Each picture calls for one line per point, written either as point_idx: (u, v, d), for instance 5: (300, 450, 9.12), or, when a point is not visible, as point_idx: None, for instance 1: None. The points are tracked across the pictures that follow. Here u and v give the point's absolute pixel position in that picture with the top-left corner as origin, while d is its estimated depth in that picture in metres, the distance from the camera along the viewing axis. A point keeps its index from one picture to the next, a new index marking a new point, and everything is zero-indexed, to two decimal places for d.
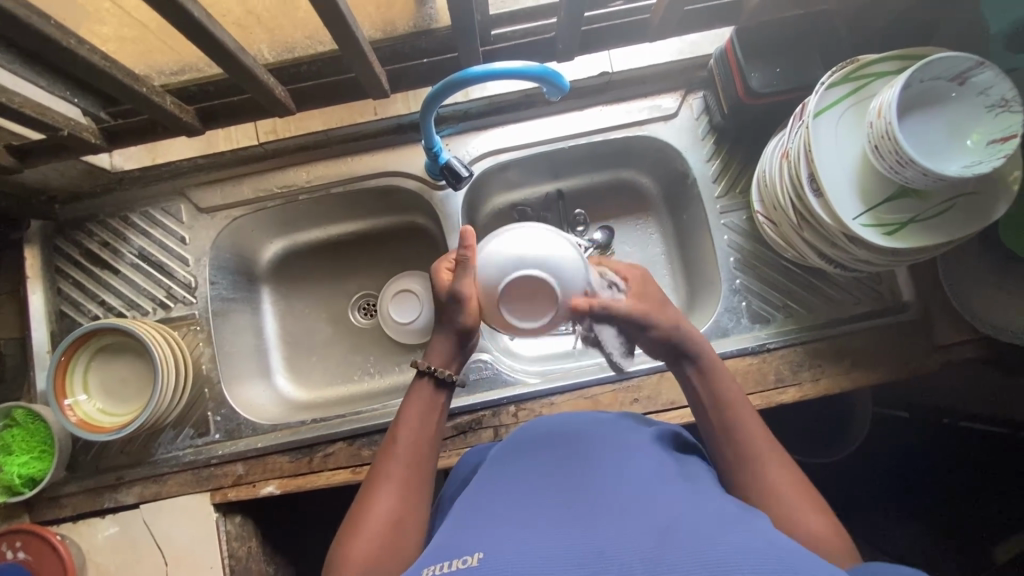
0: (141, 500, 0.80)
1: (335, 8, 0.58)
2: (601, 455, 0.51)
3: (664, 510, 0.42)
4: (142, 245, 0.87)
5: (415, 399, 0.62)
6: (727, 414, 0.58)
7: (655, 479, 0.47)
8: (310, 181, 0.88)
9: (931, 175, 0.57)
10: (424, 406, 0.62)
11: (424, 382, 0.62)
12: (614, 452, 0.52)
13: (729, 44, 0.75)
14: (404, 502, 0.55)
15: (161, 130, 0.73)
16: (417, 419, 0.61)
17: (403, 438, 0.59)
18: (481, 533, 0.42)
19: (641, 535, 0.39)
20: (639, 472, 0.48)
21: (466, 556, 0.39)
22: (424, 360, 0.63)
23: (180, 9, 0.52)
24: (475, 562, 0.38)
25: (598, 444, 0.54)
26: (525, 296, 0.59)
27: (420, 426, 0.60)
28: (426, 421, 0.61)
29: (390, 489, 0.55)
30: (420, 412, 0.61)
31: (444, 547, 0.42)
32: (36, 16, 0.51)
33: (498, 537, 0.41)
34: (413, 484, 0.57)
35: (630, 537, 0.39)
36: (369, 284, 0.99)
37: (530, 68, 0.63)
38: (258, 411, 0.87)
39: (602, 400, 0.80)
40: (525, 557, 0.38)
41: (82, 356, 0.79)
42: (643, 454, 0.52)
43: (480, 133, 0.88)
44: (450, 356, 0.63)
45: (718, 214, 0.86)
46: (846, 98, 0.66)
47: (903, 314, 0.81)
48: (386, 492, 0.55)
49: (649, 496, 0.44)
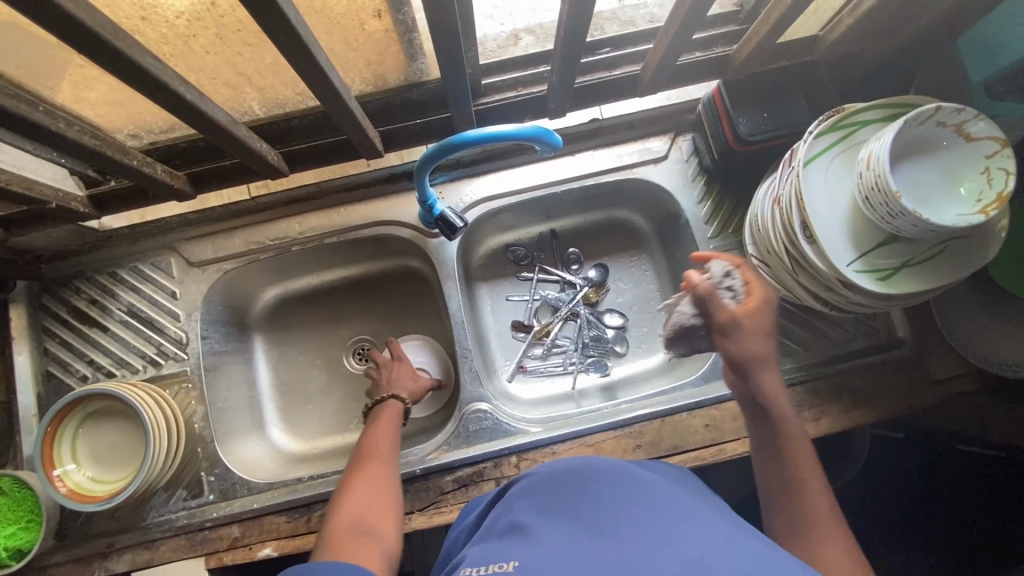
0: (133, 568, 0.77)
1: (326, 77, 0.58)
2: (626, 483, 0.51)
3: (696, 534, 0.41)
4: (131, 301, 0.85)
5: (383, 414, 0.78)
6: (795, 475, 0.55)
7: (684, 510, 0.46)
8: (303, 232, 0.88)
9: (921, 226, 0.58)
10: (392, 414, 0.78)
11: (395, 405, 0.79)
12: (648, 482, 0.51)
13: (716, 91, 0.77)
14: (385, 474, 0.69)
15: (150, 196, 0.74)
16: (382, 428, 0.75)
17: (377, 433, 0.74)
18: (518, 544, 0.44)
19: (670, 552, 0.38)
20: (671, 502, 0.47)
21: (503, 562, 0.42)
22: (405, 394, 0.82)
23: (169, 90, 0.51)
24: (510, 569, 0.41)
25: (637, 472, 0.53)
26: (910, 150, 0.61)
27: (388, 427, 0.76)
28: (393, 425, 0.76)
29: (374, 466, 0.69)
30: (388, 420, 0.77)
31: (485, 554, 0.45)
32: (22, 102, 0.50)
33: (533, 548, 0.43)
34: (388, 465, 0.70)
35: (659, 555, 0.38)
36: (364, 329, 0.98)
37: (523, 129, 0.63)
38: (252, 468, 0.85)
39: (604, 448, 0.79)
40: (558, 565, 0.39)
41: (71, 422, 0.77)
42: (673, 490, 0.50)
43: (474, 179, 0.88)
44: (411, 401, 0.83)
45: (712, 254, 0.86)
46: (834, 147, 0.67)
47: (898, 350, 0.82)
48: (370, 469, 0.69)
49: (681, 522, 0.43)
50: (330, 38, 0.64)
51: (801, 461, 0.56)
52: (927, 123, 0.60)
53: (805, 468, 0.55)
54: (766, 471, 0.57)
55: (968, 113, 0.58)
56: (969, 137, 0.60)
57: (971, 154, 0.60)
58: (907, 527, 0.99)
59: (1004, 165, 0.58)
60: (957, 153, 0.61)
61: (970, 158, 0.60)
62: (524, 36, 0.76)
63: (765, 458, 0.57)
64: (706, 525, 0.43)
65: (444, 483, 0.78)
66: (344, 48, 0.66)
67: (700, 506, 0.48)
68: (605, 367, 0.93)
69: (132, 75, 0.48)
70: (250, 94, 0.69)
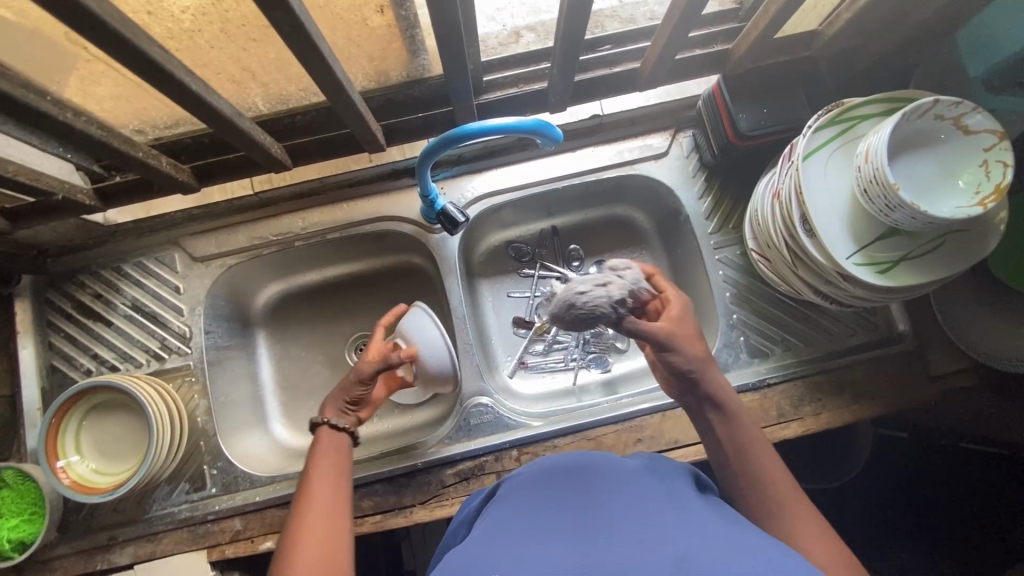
0: (135, 560, 0.78)
1: (331, 71, 0.59)
2: (612, 485, 0.53)
3: (675, 534, 0.44)
4: (135, 296, 0.86)
5: (320, 447, 0.67)
6: (760, 465, 0.58)
7: (654, 506, 0.49)
8: (306, 228, 0.88)
9: (919, 218, 0.58)
10: (334, 442, 0.67)
11: (324, 432, 0.68)
12: (617, 479, 0.54)
13: (716, 88, 0.77)
14: (332, 524, 0.57)
15: (155, 188, 0.74)
16: (325, 464, 0.64)
17: (314, 475, 0.62)
18: (501, 550, 0.44)
19: (657, 557, 0.41)
20: (642, 500, 0.50)
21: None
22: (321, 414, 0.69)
23: (176, 81, 0.52)
24: None
25: (601, 471, 0.56)
26: (908, 144, 0.62)
27: (329, 463, 0.64)
28: (337, 461, 0.65)
29: (315, 519, 0.57)
30: (328, 454, 0.66)
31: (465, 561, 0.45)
32: (30, 91, 0.51)
33: (515, 557, 0.43)
34: (333, 514, 0.58)
35: (646, 561, 0.41)
36: (367, 325, 0.98)
37: (523, 122, 0.64)
38: (254, 462, 0.85)
39: (604, 442, 0.79)
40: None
41: (75, 415, 0.77)
42: (638, 482, 0.54)
43: (476, 176, 0.89)
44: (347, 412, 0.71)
45: (712, 250, 0.87)
46: (832, 141, 0.68)
47: (899, 345, 0.82)
48: (310, 524, 0.56)
49: (656, 521, 0.46)
50: (333, 33, 0.64)
51: (766, 452, 0.59)
52: (925, 117, 0.60)
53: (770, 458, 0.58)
54: (734, 467, 0.59)
55: (968, 106, 0.59)
56: (967, 130, 0.60)
57: (970, 147, 0.60)
58: (908, 525, 0.99)
59: (1002, 157, 0.58)
60: (956, 146, 0.61)
61: (969, 150, 0.60)
62: (525, 33, 0.76)
63: (731, 454, 0.60)
64: (679, 519, 0.47)
65: (445, 477, 0.79)
66: (347, 44, 0.67)
67: (681, 501, 0.51)
68: (606, 363, 0.94)
69: (142, 66, 0.49)
70: (254, 89, 0.70)
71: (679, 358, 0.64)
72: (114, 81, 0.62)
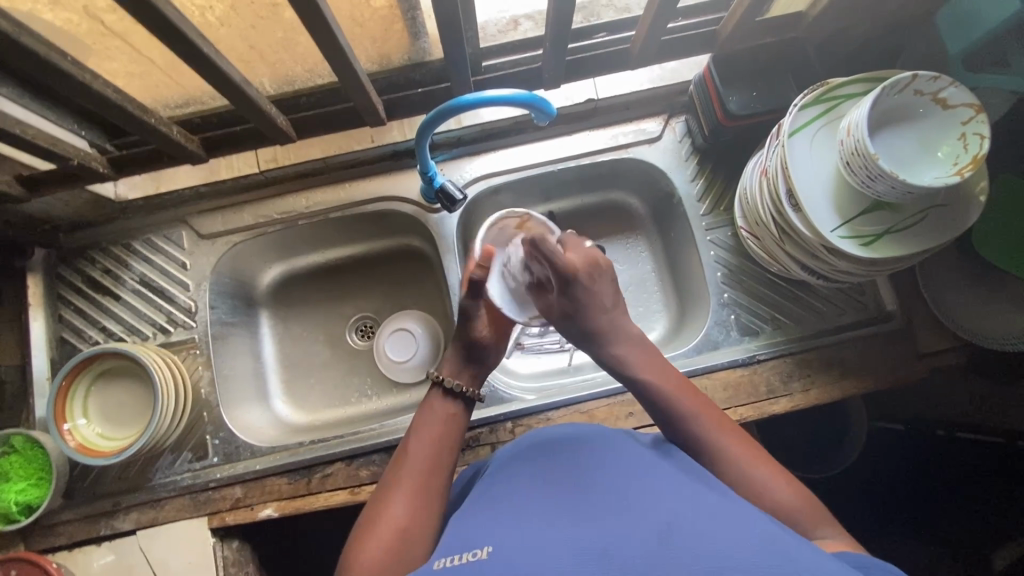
0: (138, 526, 0.80)
1: (335, 46, 0.62)
2: (597, 456, 0.56)
3: (665, 507, 0.45)
4: (143, 271, 0.89)
5: (432, 409, 0.66)
6: (692, 421, 0.60)
7: (644, 481, 0.50)
8: (309, 207, 0.91)
9: (899, 188, 0.60)
10: (446, 409, 0.66)
11: (437, 391, 0.68)
12: (609, 454, 0.56)
13: (707, 71, 0.80)
14: (413, 504, 0.56)
15: (166, 158, 0.78)
16: (429, 428, 0.64)
17: (415, 444, 0.62)
18: (488, 533, 0.46)
19: (644, 529, 0.43)
20: (632, 475, 0.51)
21: (476, 550, 0.44)
22: (437, 372, 0.69)
23: (189, 42, 0.55)
24: (485, 555, 0.43)
25: (594, 447, 0.57)
26: (887, 119, 0.64)
27: (432, 433, 0.63)
28: (440, 428, 0.64)
29: (399, 492, 0.56)
30: (433, 418, 0.65)
31: (455, 541, 0.47)
32: (52, 52, 0.54)
33: (506, 533, 0.46)
34: (420, 493, 0.57)
35: (634, 531, 0.42)
36: (367, 307, 1.01)
37: (516, 94, 0.68)
38: (256, 434, 0.87)
39: (597, 415, 0.81)
40: (531, 550, 0.42)
41: (83, 381, 0.80)
42: (632, 456, 0.56)
43: (475, 158, 0.92)
44: (462, 370, 0.70)
45: (704, 231, 0.89)
46: (817, 119, 0.70)
47: (888, 323, 0.83)
48: (395, 496, 0.56)
49: (644, 495, 0.48)
50: (337, 13, 0.67)
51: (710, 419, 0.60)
52: (904, 92, 0.63)
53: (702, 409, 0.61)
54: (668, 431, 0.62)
55: (947, 80, 0.61)
56: (946, 104, 0.62)
57: (949, 121, 0.63)
58: (901, 509, 1.00)
59: (978, 130, 0.61)
60: (935, 121, 0.63)
61: (948, 124, 0.63)
62: (523, 21, 0.79)
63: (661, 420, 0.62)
64: (668, 491, 0.48)
65: None
66: (351, 25, 0.70)
67: (665, 468, 0.54)
68: None
69: (157, 25, 0.52)
70: (261, 70, 0.73)
71: (581, 300, 0.67)
72: (128, 57, 0.65)
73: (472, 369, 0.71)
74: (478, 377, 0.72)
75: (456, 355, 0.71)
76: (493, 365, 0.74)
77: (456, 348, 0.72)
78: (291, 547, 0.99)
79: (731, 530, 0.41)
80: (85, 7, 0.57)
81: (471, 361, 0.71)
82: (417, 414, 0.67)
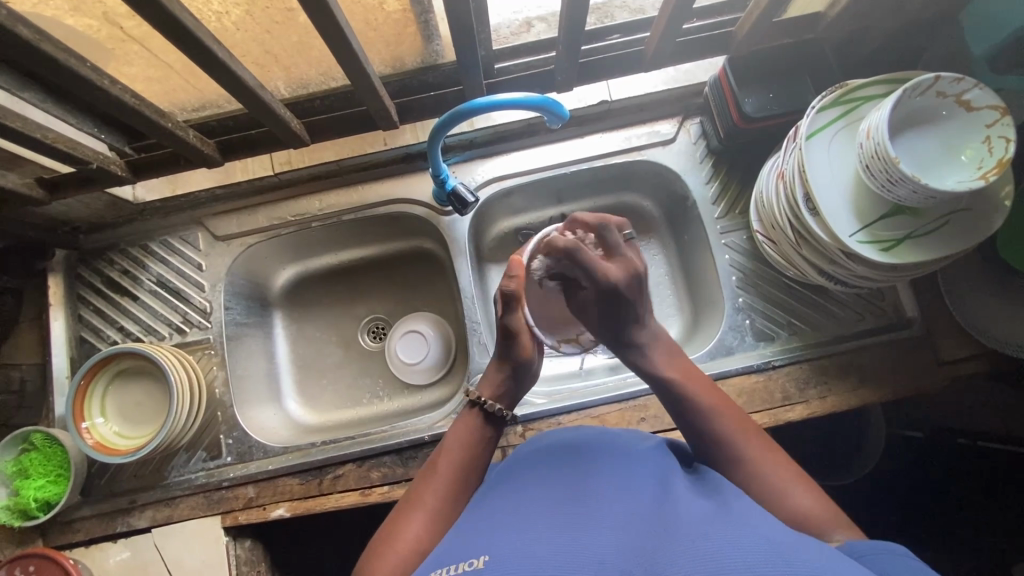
0: (153, 524, 0.81)
1: (348, 49, 0.63)
2: (602, 460, 0.55)
3: (668, 514, 0.45)
4: (160, 272, 0.90)
5: (465, 427, 0.65)
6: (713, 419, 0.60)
7: (650, 488, 0.49)
8: (322, 210, 0.92)
9: (920, 193, 0.59)
10: (477, 429, 0.65)
11: (474, 413, 0.66)
12: (615, 458, 0.56)
13: (722, 72, 0.79)
14: (433, 529, 0.55)
15: (182, 162, 0.79)
16: (460, 447, 0.62)
17: (443, 465, 0.61)
18: (485, 539, 0.45)
19: (643, 534, 0.42)
20: (638, 481, 0.51)
21: (473, 559, 0.43)
22: (476, 391, 0.67)
23: (204, 49, 0.56)
24: (481, 564, 0.42)
25: (599, 452, 0.57)
26: (907, 123, 0.63)
27: (462, 455, 0.62)
28: (470, 450, 0.62)
29: (422, 513, 0.56)
30: (466, 440, 0.63)
31: (453, 551, 0.46)
32: (73, 59, 0.56)
33: (502, 541, 0.44)
34: (441, 519, 0.56)
35: (632, 538, 0.42)
36: (379, 308, 1.01)
37: (530, 98, 0.68)
38: (268, 434, 0.88)
39: (608, 419, 0.80)
40: (525, 559, 0.41)
41: (102, 380, 0.82)
42: (642, 463, 0.55)
43: (486, 160, 0.92)
44: (503, 393, 0.68)
45: (720, 234, 0.88)
46: (837, 120, 0.69)
47: (907, 330, 0.81)
48: (417, 516, 0.55)
49: (649, 503, 0.47)
50: (351, 18, 0.67)
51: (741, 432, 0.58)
52: (926, 94, 0.61)
53: (712, 395, 0.61)
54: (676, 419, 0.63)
55: (970, 82, 0.60)
56: (970, 107, 0.61)
57: (972, 123, 0.61)
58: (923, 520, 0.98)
59: (1004, 133, 0.59)
60: (959, 123, 0.62)
61: (974, 126, 0.61)
62: (536, 23, 0.78)
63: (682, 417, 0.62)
64: (672, 500, 0.47)
65: None
66: (364, 30, 0.70)
67: (674, 478, 0.53)
68: None
69: (176, 35, 0.53)
70: (276, 74, 0.74)
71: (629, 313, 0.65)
72: (147, 62, 0.65)
73: (510, 391, 0.68)
74: (512, 400, 0.69)
75: (496, 375, 0.68)
76: (529, 386, 0.71)
77: (494, 368, 0.68)
78: (304, 546, 1.00)
79: (738, 538, 0.40)
80: (105, 12, 0.57)
81: (510, 382, 0.68)
82: (450, 427, 0.66)
